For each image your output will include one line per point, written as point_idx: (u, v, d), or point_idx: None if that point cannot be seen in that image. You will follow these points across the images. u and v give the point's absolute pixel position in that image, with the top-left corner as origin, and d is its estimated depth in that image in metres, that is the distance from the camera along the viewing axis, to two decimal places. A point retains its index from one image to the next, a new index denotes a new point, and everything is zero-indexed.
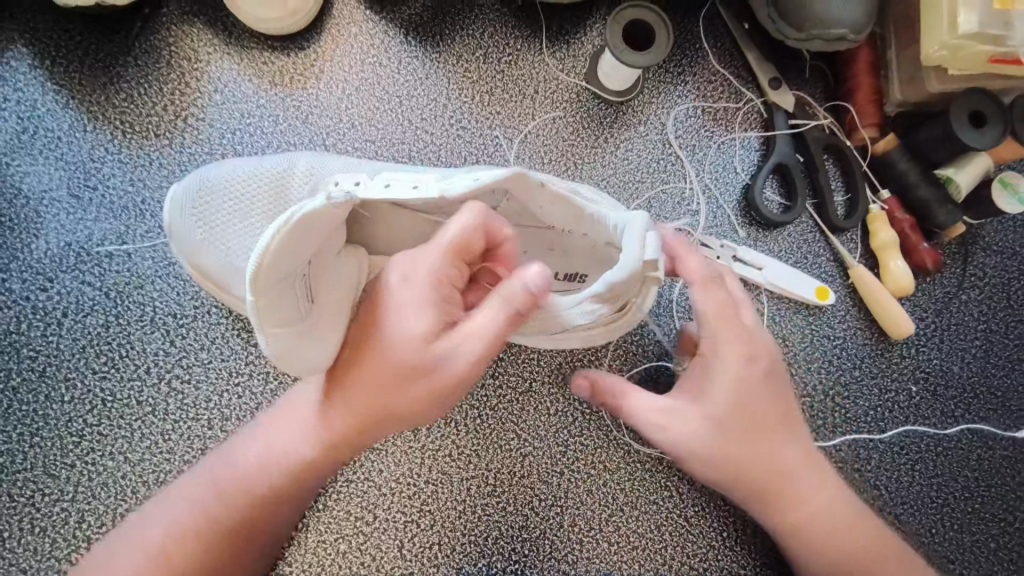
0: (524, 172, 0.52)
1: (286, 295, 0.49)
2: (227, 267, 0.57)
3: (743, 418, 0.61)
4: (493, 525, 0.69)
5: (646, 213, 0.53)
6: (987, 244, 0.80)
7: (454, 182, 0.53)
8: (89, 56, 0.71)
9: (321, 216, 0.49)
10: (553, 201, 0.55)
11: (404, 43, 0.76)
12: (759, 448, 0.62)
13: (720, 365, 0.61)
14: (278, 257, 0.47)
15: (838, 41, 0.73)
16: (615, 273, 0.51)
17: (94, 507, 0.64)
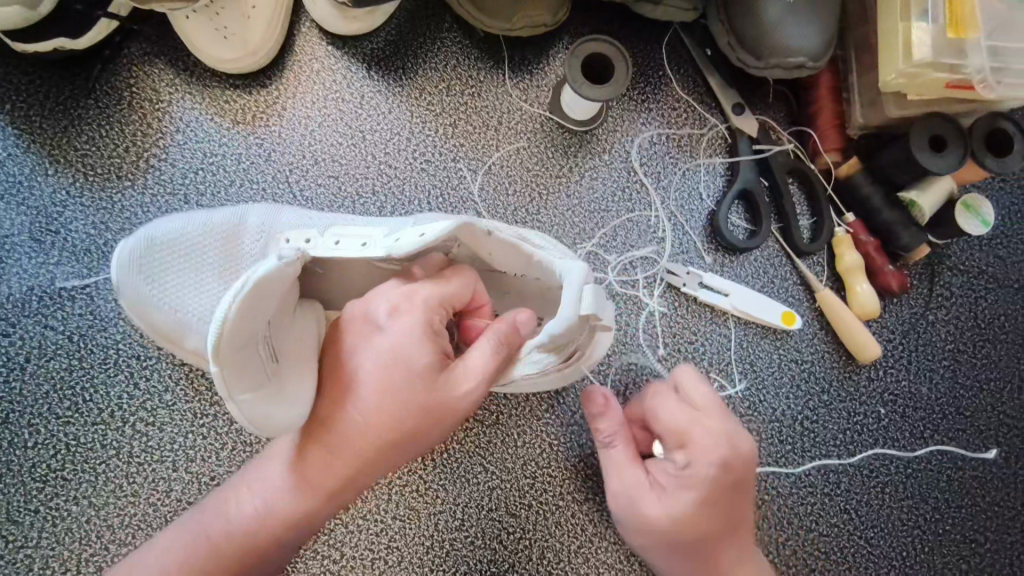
0: (469, 220, 0.52)
1: (251, 360, 0.49)
2: (179, 322, 0.55)
3: (722, 499, 0.62)
4: (462, 559, 0.69)
5: (585, 265, 0.54)
6: (952, 265, 0.80)
7: (401, 236, 0.54)
8: (49, 100, 0.71)
9: (277, 278, 0.49)
10: (503, 247, 0.56)
11: (366, 78, 0.76)
12: (727, 523, 0.63)
13: (705, 442, 0.62)
14: (240, 323, 0.46)
15: (797, 69, 0.73)
16: (555, 324, 0.53)
17: (60, 552, 0.64)
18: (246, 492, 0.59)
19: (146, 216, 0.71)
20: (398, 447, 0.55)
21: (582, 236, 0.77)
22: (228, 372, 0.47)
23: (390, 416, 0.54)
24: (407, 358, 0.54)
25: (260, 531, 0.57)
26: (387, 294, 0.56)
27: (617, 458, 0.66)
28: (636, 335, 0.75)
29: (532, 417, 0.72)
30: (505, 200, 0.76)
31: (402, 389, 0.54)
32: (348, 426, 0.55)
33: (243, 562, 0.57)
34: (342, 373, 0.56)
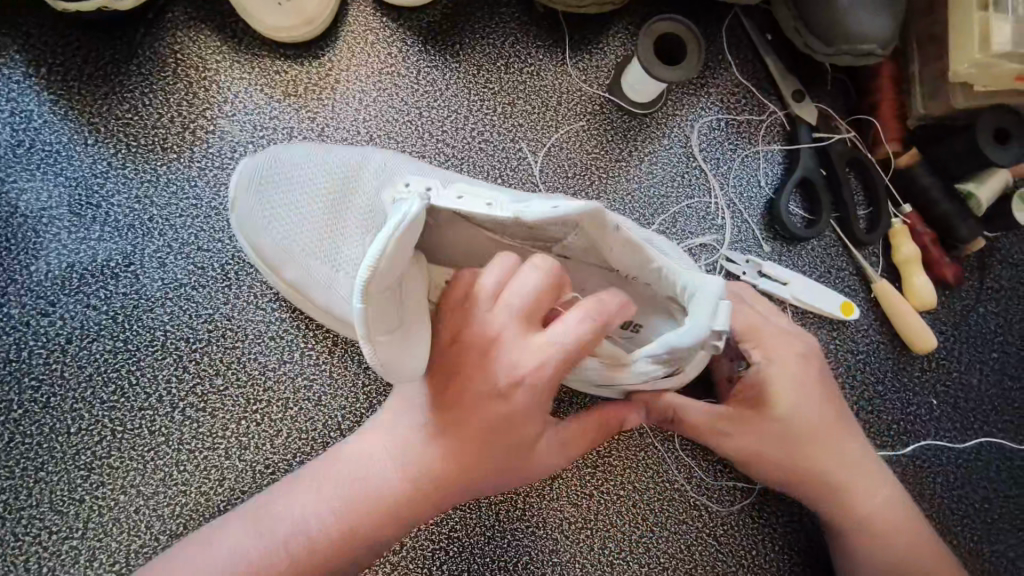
0: (600, 208, 0.47)
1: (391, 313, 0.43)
2: (284, 249, 0.59)
3: (817, 400, 0.61)
4: (522, 550, 0.68)
5: (721, 281, 0.49)
6: (1003, 257, 0.80)
7: (533, 205, 0.49)
8: (88, 65, 0.67)
9: (411, 230, 0.43)
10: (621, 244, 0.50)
11: (423, 52, 0.73)
12: (829, 429, 0.61)
13: (774, 338, 0.62)
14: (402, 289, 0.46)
15: (867, 56, 0.72)
16: (686, 335, 0.46)
17: (107, 544, 0.61)
18: (312, 492, 0.52)
19: (193, 191, 0.67)
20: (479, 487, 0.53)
21: (643, 222, 0.75)
22: (371, 321, 0.41)
23: (469, 464, 0.51)
24: (521, 422, 0.48)
25: (331, 542, 0.51)
26: (524, 359, 0.45)
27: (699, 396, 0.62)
28: None
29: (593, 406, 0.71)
30: (565, 182, 0.74)
31: (501, 454, 0.50)
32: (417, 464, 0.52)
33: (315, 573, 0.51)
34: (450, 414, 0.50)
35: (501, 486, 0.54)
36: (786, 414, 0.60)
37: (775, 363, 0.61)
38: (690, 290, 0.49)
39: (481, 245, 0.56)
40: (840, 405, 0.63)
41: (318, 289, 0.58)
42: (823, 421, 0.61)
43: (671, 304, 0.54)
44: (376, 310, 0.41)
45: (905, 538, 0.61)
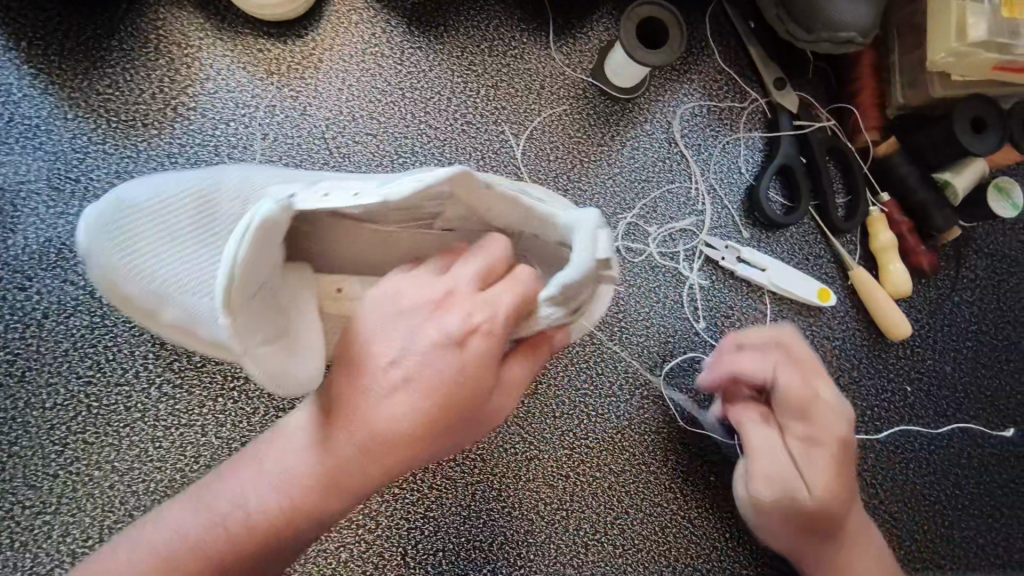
0: (470, 170, 0.46)
1: (265, 320, 0.46)
2: (154, 292, 0.48)
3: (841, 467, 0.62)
4: (498, 530, 0.69)
5: (598, 213, 0.49)
6: (978, 247, 0.81)
7: (398, 183, 0.47)
8: (68, 40, 0.67)
9: (275, 228, 0.44)
10: (502, 201, 0.50)
11: (407, 34, 0.73)
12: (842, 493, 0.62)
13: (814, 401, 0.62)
14: (248, 278, 0.42)
15: (847, 44, 0.72)
16: (571, 274, 0.46)
17: (81, 518, 0.61)
18: (247, 478, 0.51)
19: (172, 168, 0.67)
20: (427, 454, 0.49)
21: (623, 206, 0.75)
22: (241, 324, 0.43)
23: (427, 418, 0.45)
24: (473, 369, 0.45)
25: (271, 522, 0.49)
26: (474, 310, 0.45)
27: (755, 450, 0.63)
28: (675, 308, 0.75)
29: (570, 388, 0.72)
30: (547, 166, 0.74)
31: (452, 410, 0.45)
32: (356, 433, 0.46)
33: (252, 552, 0.49)
34: (384, 370, 0.45)
35: (450, 446, 0.51)
36: (818, 508, 0.61)
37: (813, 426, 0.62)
38: (573, 226, 0.50)
39: (364, 241, 0.54)
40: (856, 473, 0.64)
41: (203, 328, 0.48)
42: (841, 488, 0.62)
43: (562, 251, 0.54)
44: (247, 317, 0.44)
45: None
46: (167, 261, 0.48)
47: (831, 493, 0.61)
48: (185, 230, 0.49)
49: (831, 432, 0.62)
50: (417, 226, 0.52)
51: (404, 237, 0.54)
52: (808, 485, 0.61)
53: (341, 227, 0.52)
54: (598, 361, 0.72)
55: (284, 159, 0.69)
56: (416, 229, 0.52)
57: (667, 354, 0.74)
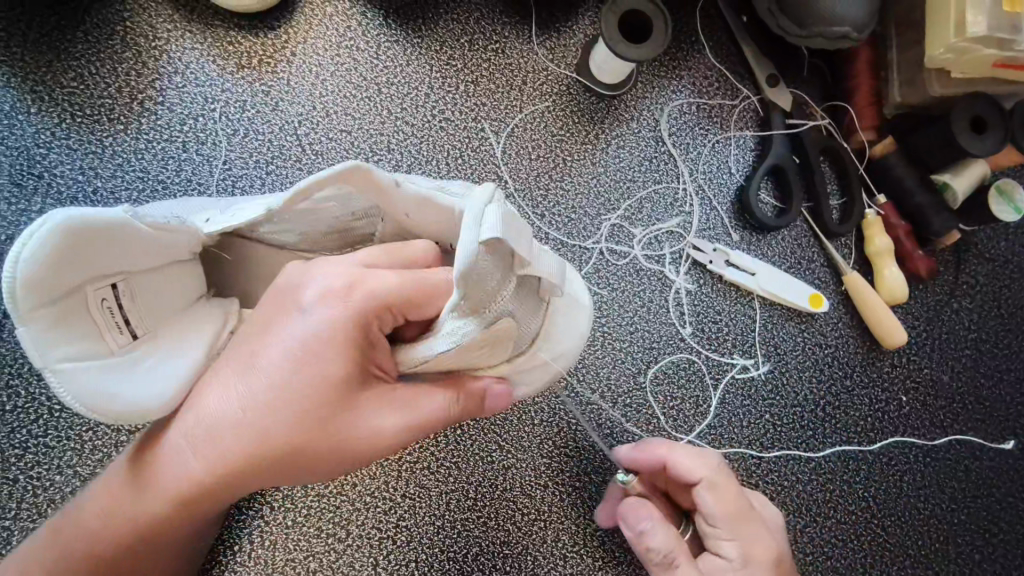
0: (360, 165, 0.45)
1: (97, 323, 0.42)
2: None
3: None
4: (473, 541, 0.66)
5: (494, 186, 0.45)
6: (979, 252, 0.78)
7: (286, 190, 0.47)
8: (33, 31, 0.65)
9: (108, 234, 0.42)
10: (415, 201, 0.48)
11: (383, 27, 0.71)
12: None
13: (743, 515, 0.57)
14: (47, 277, 0.39)
15: (840, 40, 0.69)
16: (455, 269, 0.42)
17: (40, 525, 0.59)
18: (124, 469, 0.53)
19: (140, 164, 0.65)
20: (287, 469, 0.48)
21: (608, 207, 0.73)
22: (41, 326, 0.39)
23: (276, 412, 0.46)
24: (328, 361, 0.46)
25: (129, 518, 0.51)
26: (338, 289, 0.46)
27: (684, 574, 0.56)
28: (660, 313, 0.72)
29: (549, 394, 0.69)
30: (529, 164, 0.72)
31: (307, 409, 0.46)
32: (206, 430, 0.47)
33: (117, 545, 0.52)
34: (243, 359, 0.47)
35: (306, 469, 0.48)
36: None
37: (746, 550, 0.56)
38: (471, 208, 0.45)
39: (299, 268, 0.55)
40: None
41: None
42: None
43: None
44: (58, 316, 0.40)
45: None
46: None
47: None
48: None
49: (761, 551, 0.56)
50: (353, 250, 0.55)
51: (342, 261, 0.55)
52: None
53: (267, 258, 0.54)
54: (578, 367, 0.70)
55: (254, 155, 0.67)
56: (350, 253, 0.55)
57: (651, 361, 0.71)
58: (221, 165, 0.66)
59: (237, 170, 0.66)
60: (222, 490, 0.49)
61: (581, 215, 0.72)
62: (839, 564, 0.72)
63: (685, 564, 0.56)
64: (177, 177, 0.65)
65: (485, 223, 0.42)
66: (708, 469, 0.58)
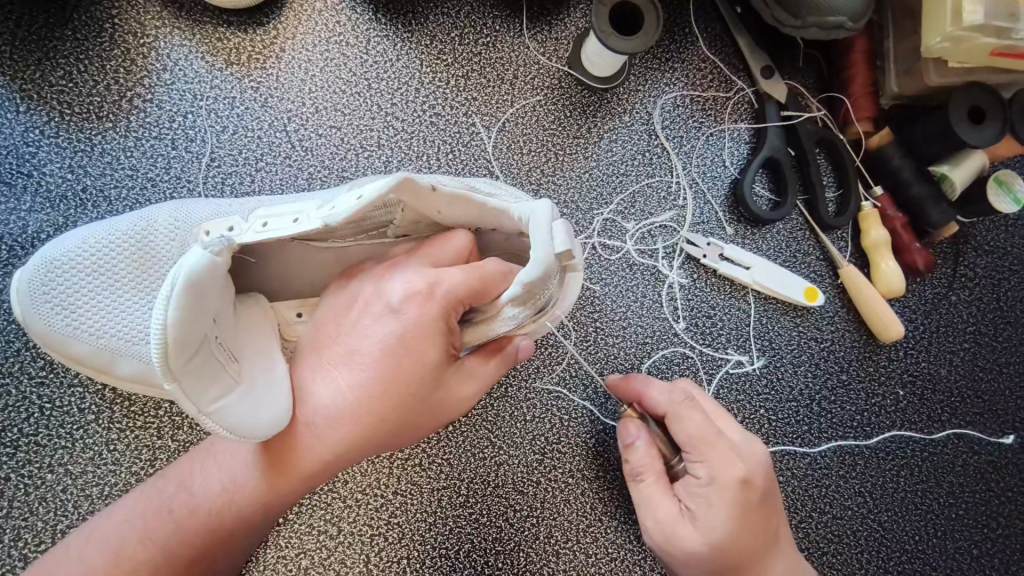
0: (410, 177, 0.47)
1: (216, 362, 0.47)
2: (105, 349, 0.52)
3: (745, 515, 0.55)
4: (465, 537, 0.66)
5: (550, 201, 0.49)
6: (978, 245, 0.77)
7: (338, 205, 0.50)
8: (20, 29, 0.64)
9: (208, 278, 0.45)
10: (450, 201, 0.51)
11: (373, 21, 0.71)
12: (753, 535, 0.56)
13: (712, 438, 0.57)
14: (185, 334, 0.42)
15: (835, 30, 0.68)
16: (528, 270, 0.47)
17: (33, 523, 0.59)
18: (207, 472, 0.55)
19: (128, 161, 0.65)
20: (386, 443, 0.54)
21: (600, 201, 0.72)
22: (193, 382, 0.44)
23: (377, 395, 0.51)
24: (421, 349, 0.51)
25: (212, 515, 0.53)
26: (417, 288, 0.51)
27: (647, 488, 0.58)
28: (654, 308, 0.71)
29: (541, 389, 0.69)
30: (520, 159, 0.71)
31: (406, 392, 0.51)
32: (318, 423, 0.52)
33: (201, 546, 0.53)
34: (342, 352, 0.53)
35: (402, 439, 0.54)
36: (720, 557, 0.55)
37: (715, 478, 0.55)
38: (528, 216, 0.49)
39: (310, 261, 0.57)
40: (772, 527, 0.58)
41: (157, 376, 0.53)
42: (741, 534, 0.55)
43: (520, 239, 0.56)
44: (194, 368, 0.44)
45: None
46: (113, 318, 0.52)
47: (729, 541, 0.55)
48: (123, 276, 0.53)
49: (729, 475, 0.55)
50: (367, 237, 0.56)
51: (356, 250, 0.57)
52: (704, 534, 0.54)
53: (288, 258, 0.56)
54: (571, 362, 0.69)
55: (244, 152, 0.67)
56: (364, 241, 0.56)
57: (645, 356, 0.71)
58: (210, 162, 0.66)
59: (226, 167, 0.66)
60: (324, 472, 0.54)
61: (573, 210, 0.72)
62: (834, 559, 0.71)
63: (651, 480, 0.58)
64: (166, 175, 0.65)
65: (558, 240, 0.47)
66: (675, 402, 0.59)
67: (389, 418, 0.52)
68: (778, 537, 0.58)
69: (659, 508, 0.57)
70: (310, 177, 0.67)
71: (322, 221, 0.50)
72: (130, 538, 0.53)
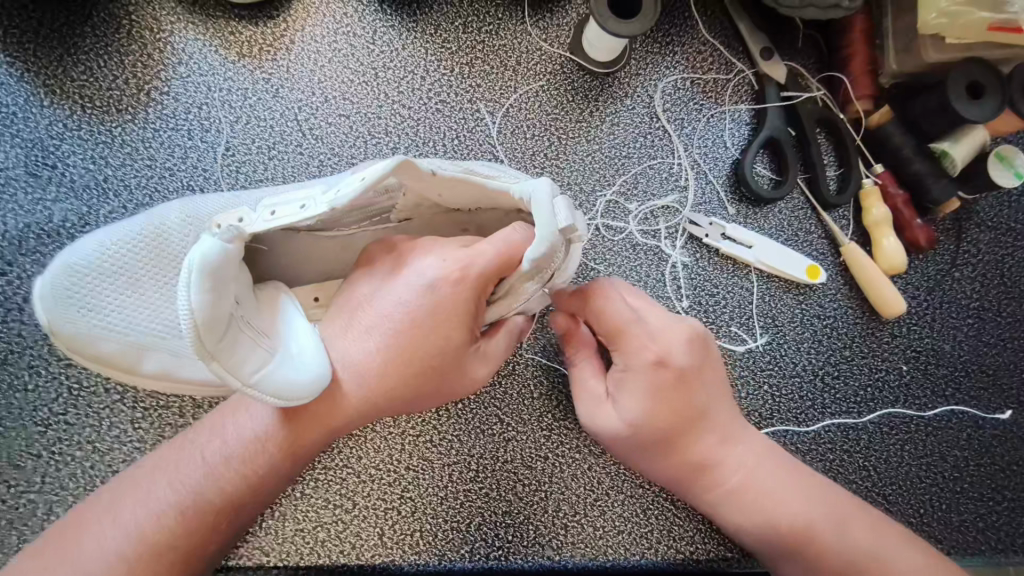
0: (408, 160, 0.49)
1: (244, 340, 0.48)
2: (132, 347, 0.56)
3: (668, 397, 0.59)
4: (476, 510, 0.68)
5: (550, 178, 0.50)
6: (980, 221, 0.78)
7: (340, 188, 0.51)
8: (42, 27, 0.67)
9: (223, 264, 0.46)
10: (448, 182, 0.52)
11: (379, 12, 0.73)
12: (686, 413, 0.60)
13: (624, 328, 0.59)
14: (212, 315, 0.44)
15: (833, 9, 0.69)
16: (534, 248, 0.49)
17: (64, 497, 0.62)
18: (231, 429, 0.57)
19: (147, 152, 0.68)
20: (401, 407, 0.58)
21: (603, 183, 0.74)
22: (226, 360, 0.46)
23: (401, 365, 0.55)
24: (451, 328, 0.54)
25: (239, 473, 0.56)
26: (449, 271, 0.53)
27: (580, 375, 0.64)
28: (657, 287, 0.73)
29: (548, 368, 0.71)
30: (524, 143, 0.73)
31: (428, 366, 0.55)
32: (350, 383, 0.55)
33: (229, 501, 0.55)
34: (370, 322, 0.56)
35: (419, 405, 0.58)
36: (637, 433, 0.60)
37: (629, 365, 0.60)
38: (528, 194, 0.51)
39: (321, 246, 0.59)
40: (707, 403, 0.61)
41: (186, 366, 0.57)
42: (668, 414, 0.59)
43: (519, 214, 0.57)
44: (224, 347, 0.46)
45: (768, 488, 0.61)
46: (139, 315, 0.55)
47: (648, 420, 0.59)
48: (142, 274, 0.55)
49: (638, 360, 0.59)
50: (370, 221, 0.57)
51: (362, 234, 0.59)
52: (620, 412, 0.60)
53: (298, 246, 0.58)
54: None
55: (256, 142, 0.69)
56: (367, 224, 0.58)
57: None
58: (224, 151, 0.68)
59: (240, 156, 0.69)
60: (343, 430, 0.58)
61: (577, 191, 0.73)
62: None
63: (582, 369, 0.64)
64: (184, 165, 0.68)
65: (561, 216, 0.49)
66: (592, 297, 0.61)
67: (410, 387, 0.56)
68: (712, 413, 0.61)
69: (585, 393, 0.63)
70: (320, 165, 0.70)
71: (327, 204, 0.51)
72: (163, 495, 0.54)
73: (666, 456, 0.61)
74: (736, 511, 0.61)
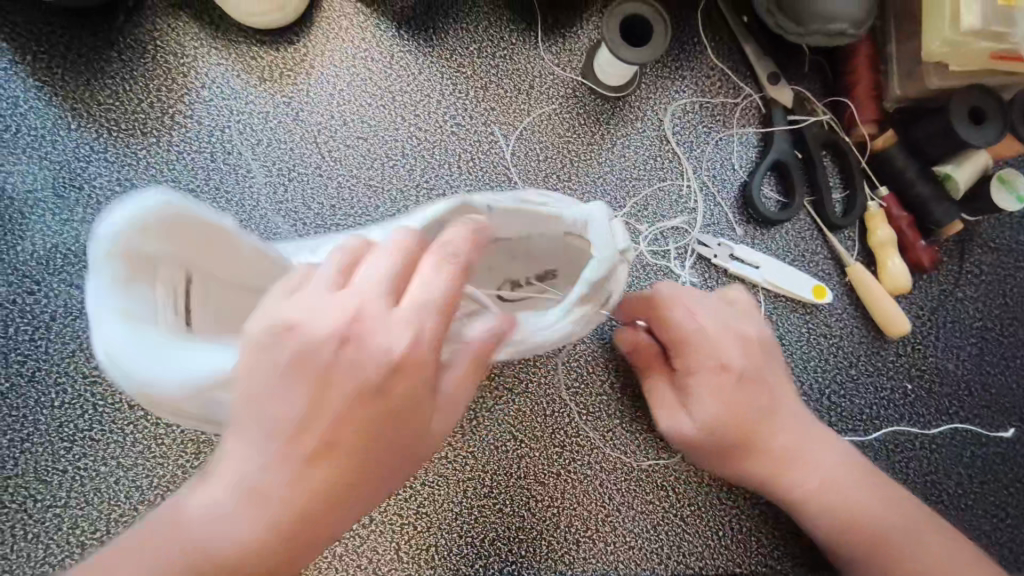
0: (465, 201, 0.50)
1: None
2: None
3: (737, 400, 0.61)
4: (490, 525, 0.69)
5: (604, 203, 0.55)
6: (983, 242, 0.80)
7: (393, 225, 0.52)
8: (70, 52, 0.69)
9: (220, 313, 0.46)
10: (505, 217, 0.53)
11: (396, 38, 0.75)
12: (752, 411, 0.62)
13: (691, 332, 0.63)
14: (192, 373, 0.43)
15: (839, 37, 0.70)
16: (593, 270, 0.52)
17: (88, 512, 0.64)
18: None
19: (172, 173, 0.69)
20: None
21: (614, 205, 0.76)
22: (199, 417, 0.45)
23: None
24: None
25: None
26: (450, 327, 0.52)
27: (654, 387, 0.67)
28: None
29: (561, 385, 0.72)
30: (537, 165, 0.75)
31: None
32: None
33: None
34: None
35: None
36: (711, 436, 0.62)
37: (698, 367, 0.62)
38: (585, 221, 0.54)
39: None
40: (773, 398, 0.63)
41: None
42: (737, 414, 0.61)
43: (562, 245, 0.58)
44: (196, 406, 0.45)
45: (845, 476, 0.62)
46: None
47: (721, 421, 0.61)
48: None
49: (706, 358, 0.62)
50: None
51: None
52: (693, 416, 0.62)
53: None
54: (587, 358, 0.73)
55: (277, 164, 0.71)
56: None
57: None
58: (246, 173, 0.70)
59: (261, 177, 0.70)
60: None
61: None
62: None
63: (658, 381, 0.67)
64: (207, 186, 0.70)
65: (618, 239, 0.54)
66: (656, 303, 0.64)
67: None
68: (779, 406, 0.63)
69: (661, 402, 0.66)
70: (339, 187, 0.71)
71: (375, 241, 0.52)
72: None
73: (745, 458, 0.62)
74: (817, 513, 0.62)
